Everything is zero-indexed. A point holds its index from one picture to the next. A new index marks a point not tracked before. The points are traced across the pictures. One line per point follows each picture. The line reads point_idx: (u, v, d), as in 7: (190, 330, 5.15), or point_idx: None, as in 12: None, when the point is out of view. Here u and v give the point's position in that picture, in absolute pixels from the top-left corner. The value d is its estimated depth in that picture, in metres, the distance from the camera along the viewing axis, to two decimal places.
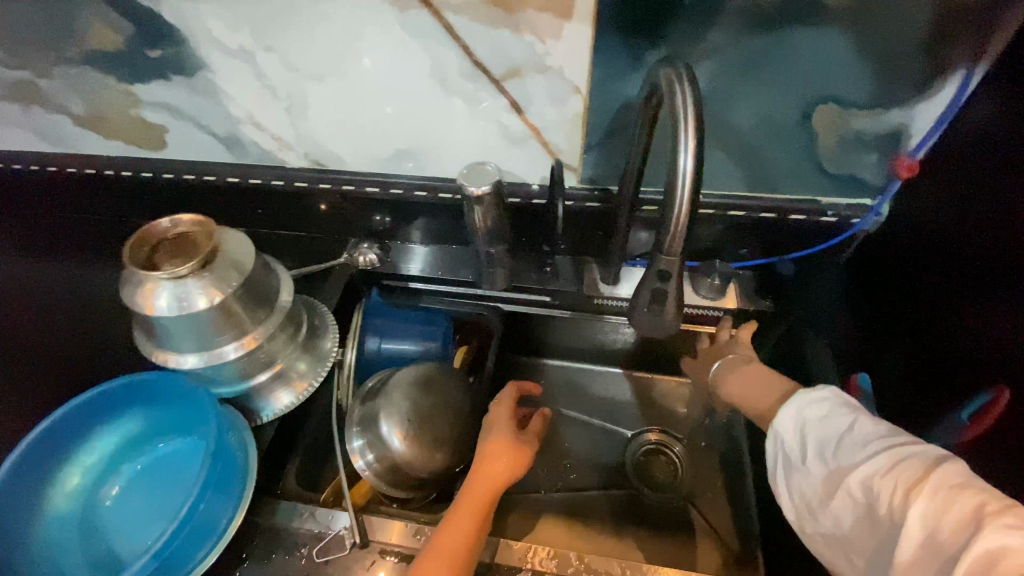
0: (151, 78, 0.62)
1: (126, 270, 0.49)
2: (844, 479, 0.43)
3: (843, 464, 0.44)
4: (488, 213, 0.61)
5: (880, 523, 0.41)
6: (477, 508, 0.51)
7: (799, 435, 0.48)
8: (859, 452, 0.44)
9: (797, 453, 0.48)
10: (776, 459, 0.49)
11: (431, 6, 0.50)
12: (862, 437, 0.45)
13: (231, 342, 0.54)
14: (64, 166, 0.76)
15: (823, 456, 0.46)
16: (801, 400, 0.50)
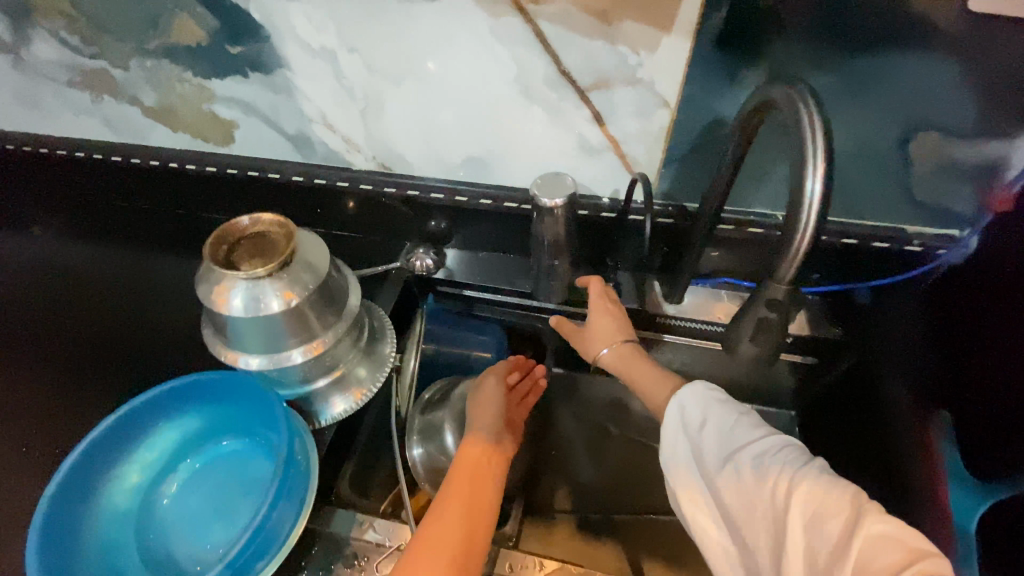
0: (228, 73, 0.62)
1: (204, 266, 0.49)
2: (738, 453, 0.44)
3: (739, 439, 0.45)
4: (560, 224, 0.59)
5: (761, 502, 0.41)
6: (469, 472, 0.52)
7: (698, 410, 0.48)
8: (754, 431, 0.45)
9: (697, 424, 0.47)
10: (676, 433, 0.48)
11: (525, 14, 0.49)
12: (752, 422, 0.46)
13: (299, 347, 0.53)
14: (128, 156, 0.76)
15: (721, 433, 0.46)
16: (701, 385, 0.51)
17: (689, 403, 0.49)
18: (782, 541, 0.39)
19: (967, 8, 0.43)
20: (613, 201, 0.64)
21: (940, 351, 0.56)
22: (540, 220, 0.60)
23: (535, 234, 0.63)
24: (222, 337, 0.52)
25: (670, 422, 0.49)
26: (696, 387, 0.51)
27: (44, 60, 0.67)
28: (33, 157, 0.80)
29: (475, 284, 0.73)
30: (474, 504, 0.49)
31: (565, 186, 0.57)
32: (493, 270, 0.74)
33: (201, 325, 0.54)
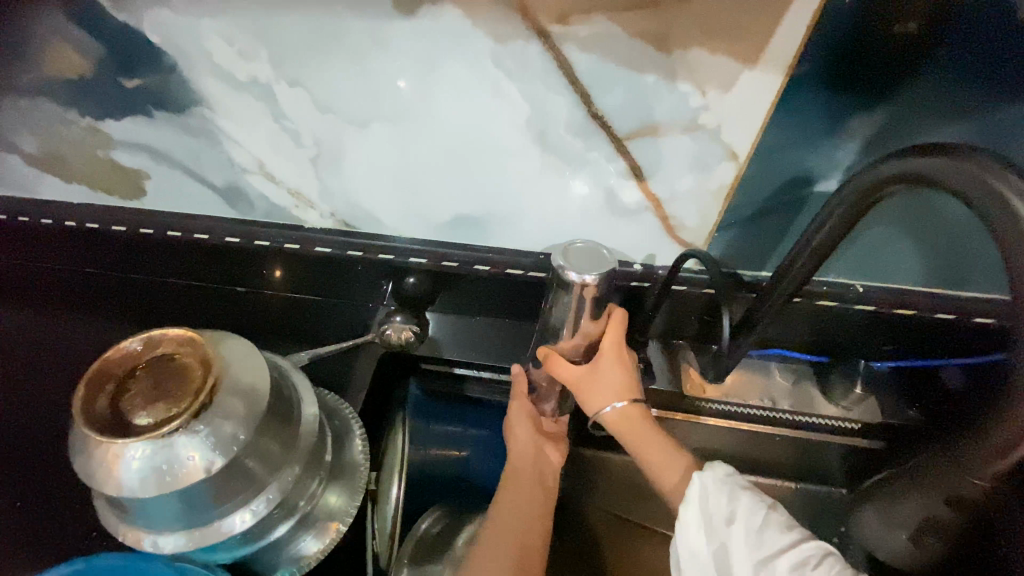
0: (126, 113, 0.45)
1: (78, 432, 0.33)
2: (773, 565, 0.35)
3: (773, 543, 0.36)
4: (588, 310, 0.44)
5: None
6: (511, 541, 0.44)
7: (721, 499, 0.38)
8: (786, 536, 0.36)
9: (721, 517, 0.38)
10: (690, 525, 0.38)
11: (546, 38, 0.34)
12: (782, 520, 0.37)
13: (238, 509, 0.38)
14: (10, 214, 0.58)
15: (750, 536, 0.36)
16: (719, 467, 0.41)
17: (708, 488, 0.39)
18: None
19: None
20: (646, 268, 0.49)
21: None
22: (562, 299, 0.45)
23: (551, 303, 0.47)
24: (121, 514, 0.36)
25: (690, 506, 0.39)
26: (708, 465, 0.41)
27: None
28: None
29: (472, 363, 0.58)
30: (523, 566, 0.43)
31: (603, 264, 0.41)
32: (490, 344, 0.59)
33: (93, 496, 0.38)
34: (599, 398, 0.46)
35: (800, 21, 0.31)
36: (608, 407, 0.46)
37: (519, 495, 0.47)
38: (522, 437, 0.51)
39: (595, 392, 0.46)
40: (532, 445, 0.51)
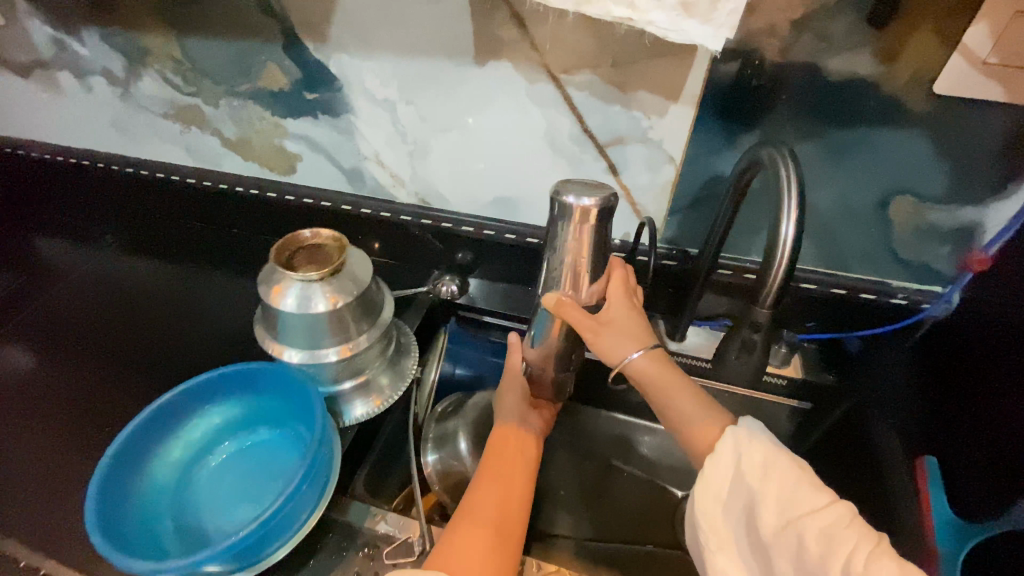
0: (302, 114, 0.73)
1: (269, 268, 0.58)
2: (799, 521, 0.43)
3: (800, 503, 0.44)
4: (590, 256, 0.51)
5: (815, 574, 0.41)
6: (498, 499, 0.52)
7: (754, 455, 0.47)
8: (819, 496, 0.44)
9: (754, 475, 0.46)
10: (723, 475, 0.48)
11: (557, 81, 0.59)
12: (815, 485, 0.45)
13: (332, 347, 0.60)
14: (202, 179, 0.87)
15: (783, 494, 0.45)
16: (752, 427, 0.49)
17: (740, 445, 0.48)
18: None
19: (934, 94, 0.49)
20: (623, 242, 0.70)
21: (927, 397, 0.63)
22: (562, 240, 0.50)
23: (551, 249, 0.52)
24: (270, 331, 0.60)
25: (720, 456, 0.48)
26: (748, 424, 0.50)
27: (147, 95, 0.79)
28: (115, 175, 0.92)
29: (496, 312, 0.79)
30: (506, 524, 0.51)
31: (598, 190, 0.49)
32: (511, 300, 0.80)
33: (257, 321, 0.63)
34: (619, 348, 0.54)
35: (698, 79, 0.54)
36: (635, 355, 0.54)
37: (513, 447, 0.58)
38: (511, 406, 0.63)
39: (611, 341, 0.54)
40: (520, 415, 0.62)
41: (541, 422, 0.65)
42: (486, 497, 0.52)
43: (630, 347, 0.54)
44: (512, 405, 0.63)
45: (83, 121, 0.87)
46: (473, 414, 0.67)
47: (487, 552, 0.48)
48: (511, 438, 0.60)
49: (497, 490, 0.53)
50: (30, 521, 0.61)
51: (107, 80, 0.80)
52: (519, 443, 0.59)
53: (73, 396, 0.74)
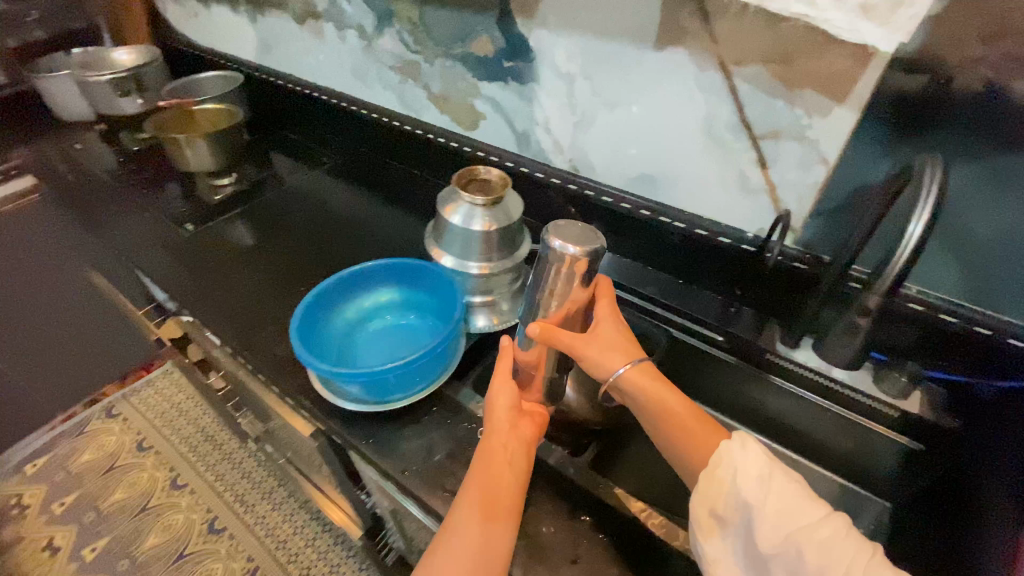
0: (497, 78, 0.87)
1: (449, 187, 0.73)
2: (796, 535, 0.44)
3: (798, 518, 0.45)
4: (575, 286, 0.58)
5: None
6: (477, 520, 0.49)
7: (750, 468, 0.49)
8: (814, 510, 0.46)
9: (749, 487, 0.48)
10: (717, 488, 0.50)
11: (727, 72, 0.65)
12: (808, 497, 0.47)
13: (476, 262, 0.73)
14: (404, 124, 1.07)
15: (779, 508, 0.46)
16: (745, 440, 0.51)
17: (734, 457, 0.50)
18: None
19: None
20: (756, 237, 0.74)
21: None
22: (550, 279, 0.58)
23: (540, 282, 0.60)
24: (436, 238, 0.76)
25: (718, 468, 0.50)
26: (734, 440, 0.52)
27: (384, 50, 1.00)
28: (341, 109, 1.16)
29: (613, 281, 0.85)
30: (484, 553, 0.48)
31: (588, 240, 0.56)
32: (631, 273, 0.86)
33: (428, 228, 0.79)
34: (605, 360, 0.57)
35: (870, 84, 0.57)
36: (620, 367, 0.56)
37: (500, 463, 0.54)
38: (502, 408, 0.58)
39: (599, 356, 0.57)
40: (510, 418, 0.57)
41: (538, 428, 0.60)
42: (466, 519, 0.50)
43: (617, 361, 0.57)
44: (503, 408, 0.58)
45: (331, 64, 1.12)
46: None
47: None
48: (501, 444, 0.55)
49: (473, 513, 0.50)
50: (240, 337, 0.82)
51: (358, 34, 1.02)
52: (505, 452, 0.55)
53: (284, 265, 0.98)
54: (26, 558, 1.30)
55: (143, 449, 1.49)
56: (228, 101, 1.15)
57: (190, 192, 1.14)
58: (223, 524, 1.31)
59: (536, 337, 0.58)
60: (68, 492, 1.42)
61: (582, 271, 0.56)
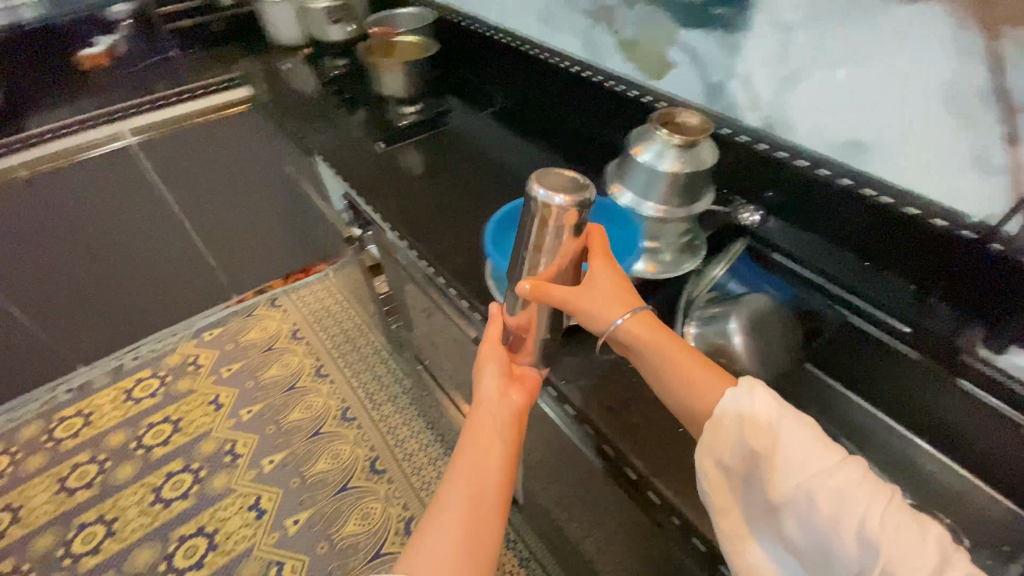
0: (701, 27, 0.84)
1: (645, 124, 0.73)
2: (805, 482, 0.49)
3: (808, 466, 0.50)
4: (566, 242, 0.60)
5: (827, 533, 0.48)
6: (463, 507, 0.56)
7: (757, 415, 0.54)
8: (824, 451, 0.50)
9: (761, 437, 0.53)
10: (725, 439, 0.55)
11: (996, 33, 0.60)
12: (819, 437, 0.52)
13: (652, 204, 0.72)
14: (583, 69, 1.07)
15: (788, 456, 0.51)
16: (755, 383, 0.56)
17: (742, 407, 0.55)
18: (840, 552, 0.47)
19: None
20: (982, 224, 0.63)
21: None
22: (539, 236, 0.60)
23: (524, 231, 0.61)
24: (617, 174, 0.76)
25: (723, 421, 0.55)
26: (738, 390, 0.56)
27: None
28: (513, 52, 1.21)
29: (787, 251, 0.81)
30: (472, 534, 0.55)
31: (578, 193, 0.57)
32: (806, 248, 0.83)
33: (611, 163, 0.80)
34: (607, 313, 0.64)
35: None
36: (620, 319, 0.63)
37: (489, 438, 0.62)
38: (487, 386, 0.67)
39: (599, 309, 0.64)
40: (496, 394, 0.67)
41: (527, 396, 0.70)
42: (452, 504, 0.56)
43: (617, 312, 0.63)
44: (488, 387, 0.67)
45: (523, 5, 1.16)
46: (750, 307, 0.71)
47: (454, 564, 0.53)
48: (487, 427, 0.63)
49: (467, 485, 0.58)
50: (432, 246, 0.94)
51: None
52: (489, 433, 0.63)
53: (455, 192, 1.07)
54: (198, 405, 1.56)
55: (298, 338, 1.73)
56: (428, 40, 1.26)
57: (381, 114, 1.26)
58: (355, 416, 1.49)
59: (530, 296, 0.62)
60: (233, 361, 1.68)
61: (571, 223, 0.58)
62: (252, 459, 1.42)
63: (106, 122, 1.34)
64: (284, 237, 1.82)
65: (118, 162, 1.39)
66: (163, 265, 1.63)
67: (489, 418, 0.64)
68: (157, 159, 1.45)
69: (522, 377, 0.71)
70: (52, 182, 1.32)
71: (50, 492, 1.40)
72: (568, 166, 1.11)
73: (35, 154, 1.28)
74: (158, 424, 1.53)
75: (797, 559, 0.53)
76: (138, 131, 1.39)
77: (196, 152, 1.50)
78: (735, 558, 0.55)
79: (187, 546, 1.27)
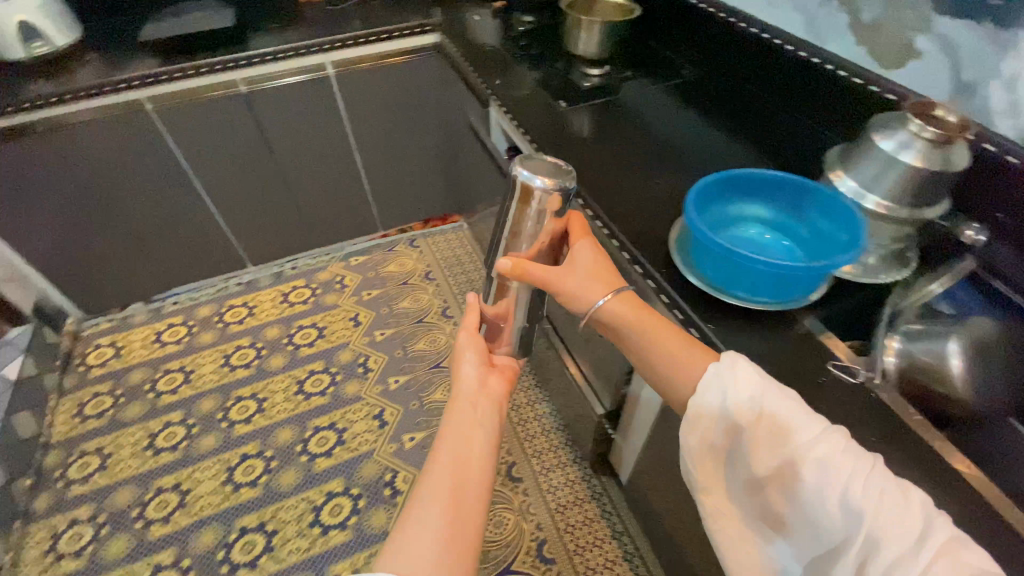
0: (967, 16, 0.75)
1: (893, 114, 0.70)
2: (788, 453, 0.55)
3: (790, 438, 0.56)
4: (546, 223, 0.71)
5: (813, 501, 0.53)
6: (449, 485, 0.63)
7: (743, 390, 0.59)
8: (811, 424, 0.55)
9: (747, 414, 0.58)
10: (714, 411, 0.61)
11: None
12: (805, 410, 0.57)
13: (877, 197, 0.70)
14: (799, 51, 1.02)
15: (771, 425, 0.57)
16: (736, 357, 0.62)
17: (727, 382, 0.60)
18: (819, 519, 0.53)
19: None
20: None
21: None
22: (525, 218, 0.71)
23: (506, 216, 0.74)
24: (844, 161, 0.74)
25: (710, 395, 0.62)
26: (721, 367, 0.62)
27: None
28: (713, 22, 1.19)
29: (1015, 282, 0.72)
30: (461, 507, 0.62)
31: (560, 177, 0.69)
32: None
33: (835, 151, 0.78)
34: (591, 295, 0.71)
35: None
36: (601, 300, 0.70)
37: (470, 424, 0.71)
38: (471, 372, 0.80)
39: (581, 287, 0.72)
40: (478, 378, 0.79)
41: (501, 385, 0.82)
42: (437, 478, 0.64)
43: (598, 293, 0.71)
44: (471, 374, 0.79)
45: None
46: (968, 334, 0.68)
47: (445, 531, 0.59)
48: (468, 417, 0.72)
49: (451, 463, 0.65)
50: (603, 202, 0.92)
51: None
52: (469, 416, 0.72)
53: (637, 155, 1.06)
54: (341, 319, 1.74)
55: (429, 279, 1.86)
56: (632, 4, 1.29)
57: (569, 71, 1.28)
58: None
59: (512, 271, 0.72)
60: (374, 287, 1.85)
61: (552, 205, 0.69)
62: (380, 375, 1.58)
63: (315, 52, 1.49)
64: (431, 182, 1.96)
65: (317, 90, 1.56)
66: (330, 189, 1.82)
67: (470, 403, 0.75)
68: (348, 92, 1.60)
69: (496, 368, 0.85)
70: (265, 100, 1.51)
71: (217, 364, 1.63)
72: (751, 143, 1.08)
73: (257, 73, 1.46)
74: (306, 327, 1.73)
75: (785, 528, 0.58)
76: (337, 63, 1.54)
77: (378, 90, 1.63)
78: (723, 526, 0.65)
79: (321, 436, 1.44)
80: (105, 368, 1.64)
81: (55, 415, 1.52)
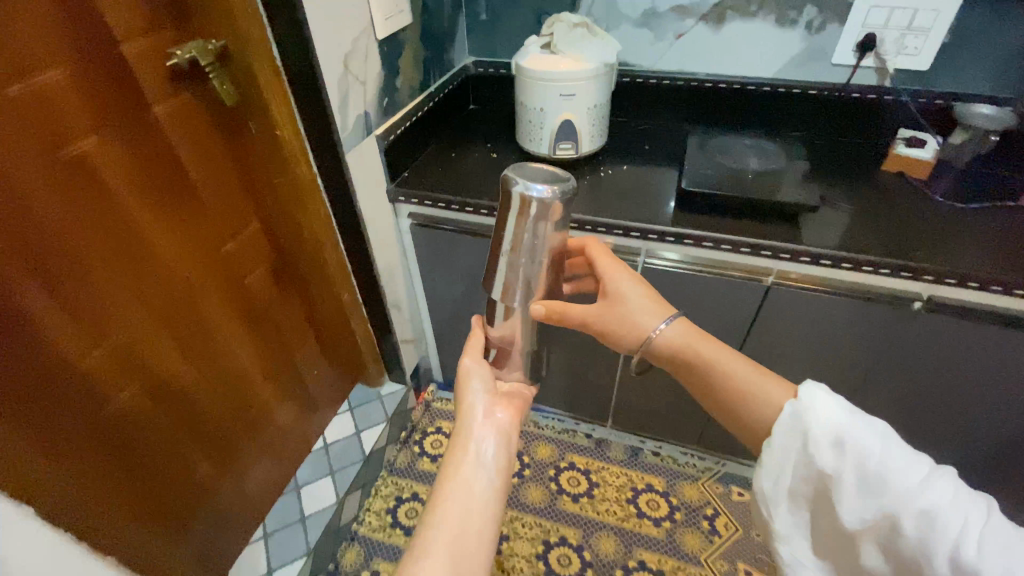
0: None
1: None
2: (875, 497, 0.58)
3: (882, 482, 0.58)
4: (553, 236, 0.68)
5: (915, 558, 0.55)
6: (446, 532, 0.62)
7: (821, 414, 0.64)
8: (903, 464, 0.58)
9: (826, 457, 0.62)
10: (795, 452, 0.65)
11: None
12: (892, 439, 0.60)
13: None
14: None
15: (859, 470, 0.59)
16: (821, 390, 0.66)
17: (809, 417, 0.64)
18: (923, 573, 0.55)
19: None
20: None
21: None
22: (524, 231, 0.68)
23: (496, 226, 0.70)
24: None
25: (788, 429, 0.66)
26: (807, 403, 0.65)
27: None
28: None
29: None
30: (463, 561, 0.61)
31: (559, 184, 0.66)
32: None
33: None
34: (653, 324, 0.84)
35: None
36: (657, 329, 0.84)
37: (475, 465, 0.68)
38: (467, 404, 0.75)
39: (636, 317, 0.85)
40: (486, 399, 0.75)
41: (512, 415, 0.76)
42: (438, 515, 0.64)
43: (653, 323, 0.84)
44: (468, 405, 0.75)
45: None
46: None
47: None
48: (468, 460, 0.68)
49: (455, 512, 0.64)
50: None
51: None
52: (470, 442, 0.70)
53: None
54: None
55: None
56: None
57: None
58: None
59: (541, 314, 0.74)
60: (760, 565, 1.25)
61: (555, 215, 0.67)
62: None
63: (921, 279, 0.94)
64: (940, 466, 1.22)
65: (875, 317, 1.00)
66: None
67: (469, 428, 0.71)
68: (913, 336, 1.00)
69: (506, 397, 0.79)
70: (790, 304, 1.04)
71: (534, 548, 1.28)
72: None
73: (803, 271, 1.01)
74: (647, 573, 1.24)
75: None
76: (933, 297, 0.97)
77: (970, 347, 0.98)
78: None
79: None
80: (434, 466, 1.41)
81: (373, 500, 1.34)
